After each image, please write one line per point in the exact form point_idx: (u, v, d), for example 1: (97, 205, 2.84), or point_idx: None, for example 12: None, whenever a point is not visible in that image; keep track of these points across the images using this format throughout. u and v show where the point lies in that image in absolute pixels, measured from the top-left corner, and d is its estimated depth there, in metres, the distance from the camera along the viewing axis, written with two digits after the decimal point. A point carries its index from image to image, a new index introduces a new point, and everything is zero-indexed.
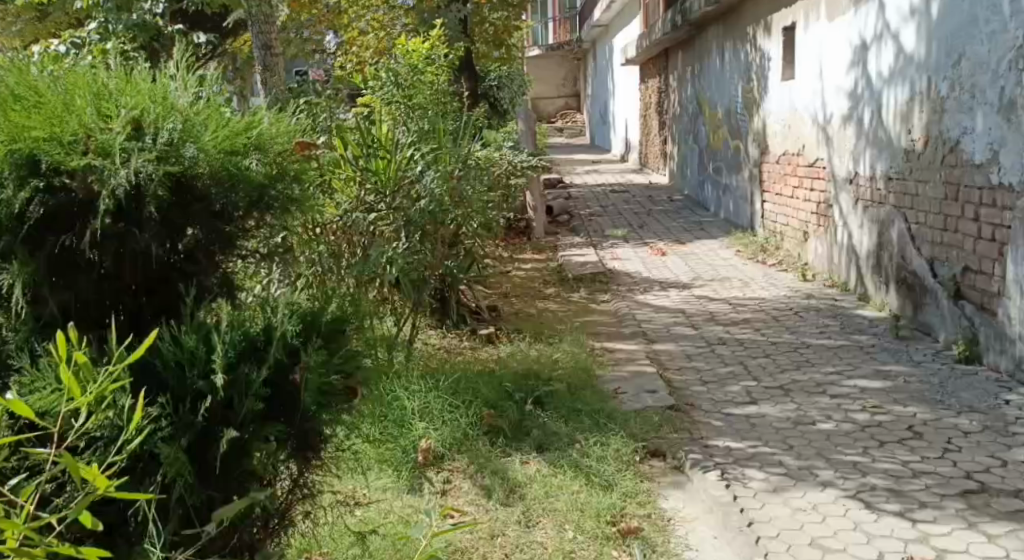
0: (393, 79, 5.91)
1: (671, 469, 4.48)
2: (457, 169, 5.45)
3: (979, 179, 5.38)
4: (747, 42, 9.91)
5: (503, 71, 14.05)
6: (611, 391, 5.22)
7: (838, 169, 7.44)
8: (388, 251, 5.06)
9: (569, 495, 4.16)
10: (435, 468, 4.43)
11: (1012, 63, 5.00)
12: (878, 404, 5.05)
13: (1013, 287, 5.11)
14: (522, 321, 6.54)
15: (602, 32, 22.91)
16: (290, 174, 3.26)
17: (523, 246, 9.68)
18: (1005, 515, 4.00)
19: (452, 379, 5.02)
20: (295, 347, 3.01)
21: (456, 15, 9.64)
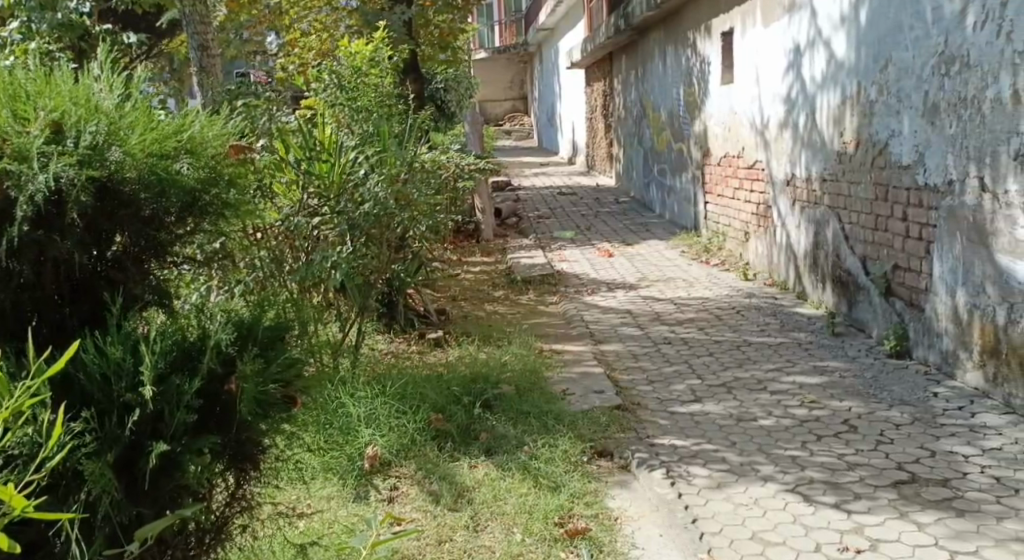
0: (335, 82, 6.05)
1: (618, 468, 4.60)
2: (404, 172, 5.46)
3: (907, 180, 5.57)
4: (688, 46, 10.08)
5: (450, 74, 14.04)
6: (560, 391, 5.33)
7: (777, 172, 7.60)
8: (332, 257, 5.10)
9: (517, 499, 4.27)
10: (381, 475, 4.52)
11: (935, 68, 5.20)
12: (815, 399, 5.22)
13: (939, 284, 5.30)
14: (470, 324, 6.63)
15: (548, 36, 23.08)
16: (225, 179, 3.36)
17: (472, 248, 9.77)
18: (934, 504, 4.16)
19: (398, 384, 5.10)
20: (229, 356, 3.11)
21: (400, 17, 9.67)
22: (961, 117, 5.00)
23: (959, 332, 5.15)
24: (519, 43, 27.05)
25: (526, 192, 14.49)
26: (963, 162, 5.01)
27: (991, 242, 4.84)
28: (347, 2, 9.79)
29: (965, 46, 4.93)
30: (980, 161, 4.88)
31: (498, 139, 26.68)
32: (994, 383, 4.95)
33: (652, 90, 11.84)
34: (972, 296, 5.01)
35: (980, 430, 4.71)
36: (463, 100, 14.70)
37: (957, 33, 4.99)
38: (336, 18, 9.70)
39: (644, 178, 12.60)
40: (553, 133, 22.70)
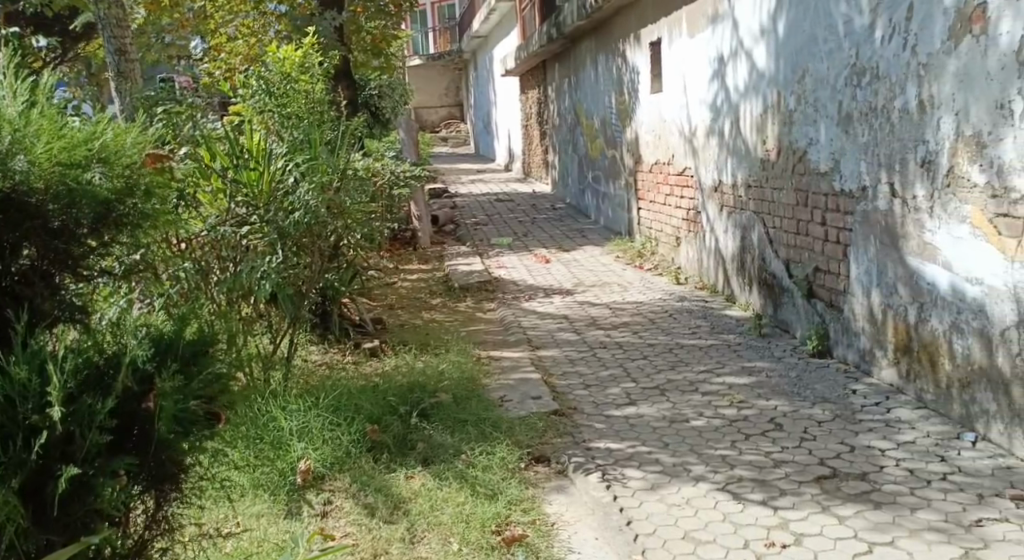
0: (263, 87, 6.09)
1: (555, 473, 4.73)
2: (336, 181, 5.56)
3: (825, 185, 5.79)
4: (618, 55, 10.27)
5: (384, 80, 14.18)
6: (497, 398, 5.46)
7: (705, 179, 7.81)
8: (260, 268, 5.19)
9: (453, 508, 4.37)
10: (315, 489, 4.61)
11: (848, 79, 5.42)
12: (743, 399, 5.41)
13: (856, 285, 5.53)
14: (406, 332, 6.74)
15: (481, 42, 23.21)
16: (140, 189, 3.46)
17: (409, 256, 9.87)
18: (853, 498, 4.35)
19: (332, 396, 5.19)
20: (146, 373, 3.18)
21: (331, 23, 9.38)
22: (872, 126, 5.22)
23: (874, 331, 5.38)
24: (454, 50, 27.16)
25: (462, 199, 14.62)
26: (875, 170, 5.23)
27: (901, 245, 5.07)
28: (275, 7, 9.84)
29: (875, 57, 5.16)
30: (890, 169, 5.11)
31: (433, 146, 26.76)
32: (908, 379, 5.18)
33: (584, 98, 12.04)
34: (887, 296, 5.25)
35: (894, 425, 4.92)
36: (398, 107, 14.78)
37: (868, 45, 5.22)
38: (266, 22, 9.94)
39: (579, 185, 12.79)
40: (489, 140, 22.84)
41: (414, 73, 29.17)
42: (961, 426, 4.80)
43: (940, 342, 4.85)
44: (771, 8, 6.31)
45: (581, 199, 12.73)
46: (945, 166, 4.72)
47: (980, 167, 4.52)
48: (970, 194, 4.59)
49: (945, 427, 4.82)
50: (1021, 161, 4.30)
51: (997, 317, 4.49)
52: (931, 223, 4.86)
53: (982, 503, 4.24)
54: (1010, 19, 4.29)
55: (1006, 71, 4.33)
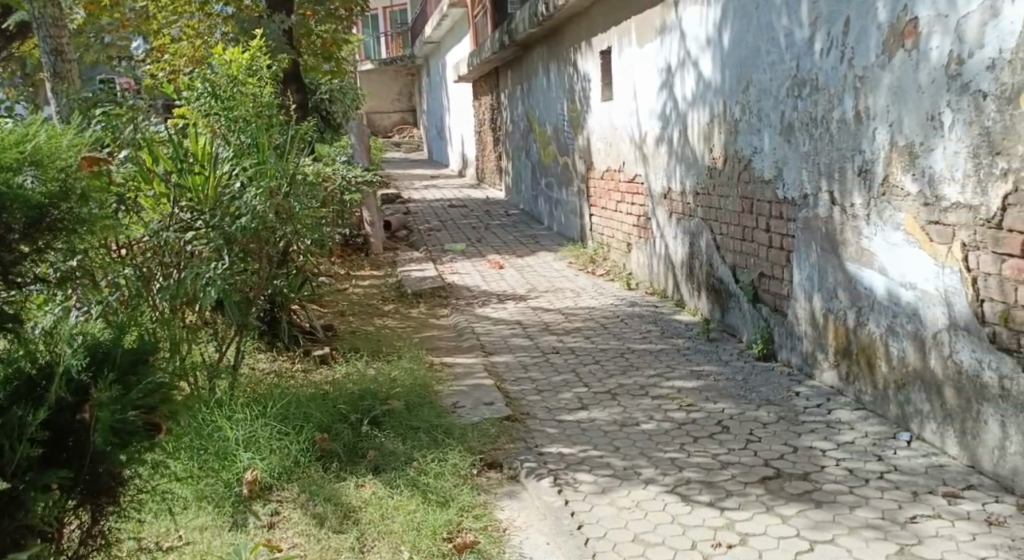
0: (209, 90, 6.02)
1: (507, 478, 4.82)
2: (282, 187, 5.57)
3: (769, 193, 5.94)
4: (570, 64, 10.40)
5: (335, 84, 14.11)
6: (450, 405, 5.54)
7: (655, 186, 7.94)
8: (204, 274, 5.15)
9: (404, 516, 4.44)
10: (262, 500, 4.64)
11: (789, 91, 5.58)
12: (691, 402, 5.53)
13: (799, 289, 5.68)
14: (357, 339, 6.81)
15: (434, 48, 23.29)
16: (77, 193, 3.50)
17: (361, 262, 9.93)
18: (796, 497, 4.48)
19: (280, 405, 5.21)
20: (80, 385, 3.29)
21: (279, 25, 9.23)
22: (814, 136, 5.37)
23: (816, 334, 5.53)
24: (407, 55, 27.20)
25: (416, 205, 14.68)
26: (816, 177, 5.38)
27: (841, 251, 5.23)
28: (222, 8, 9.72)
29: (814, 69, 5.32)
30: (830, 177, 5.26)
31: (386, 151, 26.77)
32: (848, 381, 5.33)
33: (536, 104, 12.15)
34: (827, 300, 5.40)
35: (835, 426, 5.07)
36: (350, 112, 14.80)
37: (808, 58, 5.37)
38: (212, 24, 9.77)
39: (532, 191, 12.91)
40: (443, 147, 22.89)
41: (365, 77, 29.15)
42: (898, 426, 4.95)
43: (877, 345, 5.01)
44: (716, 19, 6.46)
45: (534, 204, 12.84)
46: (881, 175, 4.87)
47: (913, 176, 4.67)
48: (903, 202, 4.74)
49: (883, 428, 4.97)
50: (950, 170, 4.46)
51: (930, 321, 4.65)
52: (868, 229, 5.00)
53: (916, 500, 4.38)
54: (939, 34, 4.46)
55: (936, 85, 4.50)
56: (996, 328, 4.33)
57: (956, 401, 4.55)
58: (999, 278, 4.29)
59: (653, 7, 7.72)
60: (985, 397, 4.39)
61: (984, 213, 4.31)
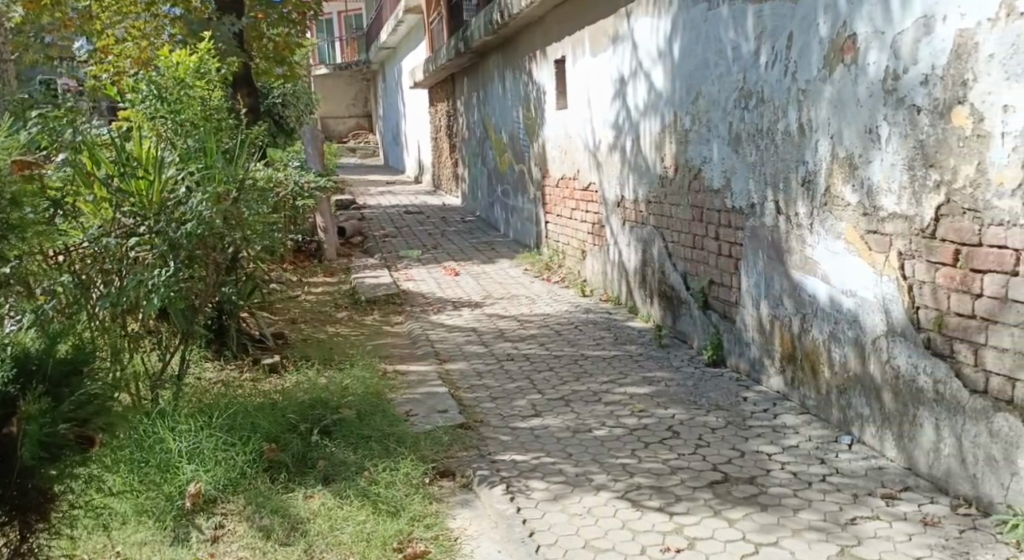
0: (155, 92, 6.27)
1: (460, 487, 4.87)
2: (232, 193, 5.51)
3: (718, 203, 6.05)
4: (525, 72, 10.49)
5: (289, 88, 14.21)
6: (403, 413, 5.59)
7: (609, 193, 8.03)
8: (148, 281, 5.07)
9: (354, 527, 4.49)
10: (205, 513, 4.66)
11: (736, 102, 5.70)
12: (643, 408, 5.62)
13: (747, 296, 5.79)
14: (309, 347, 6.84)
15: (389, 53, 23.31)
16: (6, 198, 3.66)
17: (314, 268, 9.94)
18: (743, 501, 4.58)
19: (227, 415, 5.19)
20: (8, 397, 3.47)
21: (230, 27, 9.15)
22: (760, 147, 5.49)
23: (763, 340, 5.66)
24: (362, 60, 27.13)
25: (371, 211, 14.69)
26: (762, 188, 5.50)
27: (786, 260, 5.35)
28: (169, 10, 9.82)
29: (760, 82, 5.44)
30: (775, 187, 5.38)
31: (341, 156, 26.70)
32: (793, 385, 5.44)
33: (492, 111, 12.22)
34: (773, 307, 5.52)
35: (781, 430, 5.19)
36: (302, 115, 14.84)
37: (754, 71, 5.50)
38: (159, 25, 9.86)
39: (488, 199, 12.98)
40: (399, 153, 22.86)
41: (320, 82, 28.95)
42: (840, 429, 5.07)
43: (820, 350, 5.13)
44: (667, 30, 6.57)
45: (490, 211, 12.91)
46: (823, 185, 5.00)
47: (852, 187, 4.81)
48: (844, 212, 4.86)
49: (826, 432, 5.10)
50: (887, 181, 4.59)
51: (869, 327, 4.78)
52: (812, 237, 5.12)
53: (857, 502, 4.50)
54: (876, 49, 4.60)
55: (873, 99, 4.63)
56: (930, 333, 4.46)
57: (893, 406, 4.68)
58: (932, 286, 4.43)
59: (606, 17, 7.83)
60: (921, 400, 4.52)
61: (919, 223, 4.45)
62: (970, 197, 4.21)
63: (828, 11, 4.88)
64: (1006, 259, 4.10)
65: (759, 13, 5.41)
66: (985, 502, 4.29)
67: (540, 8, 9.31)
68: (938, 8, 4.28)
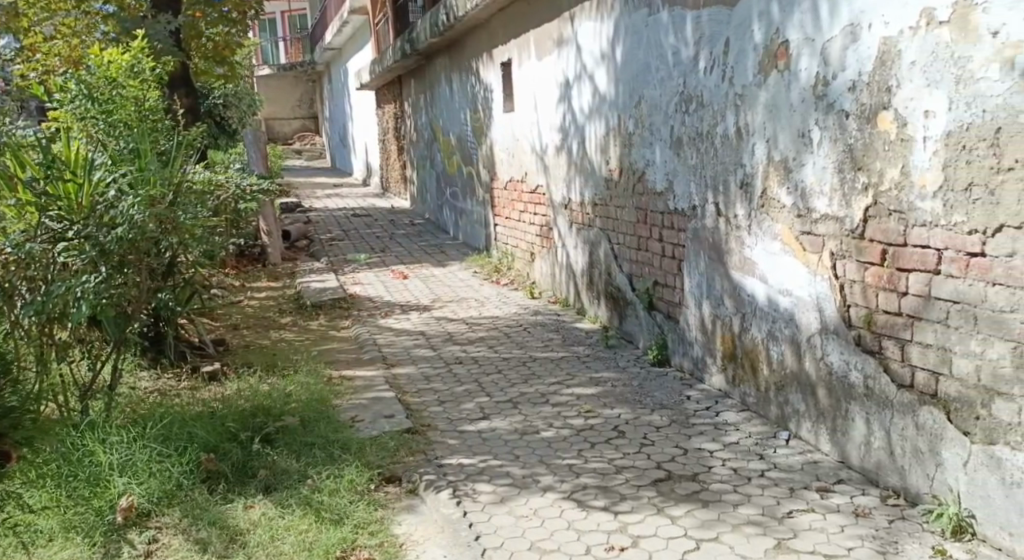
0: (84, 92, 6.48)
1: (406, 492, 4.91)
2: (165, 197, 5.53)
3: (660, 205, 6.16)
4: (472, 74, 10.55)
5: (230, 88, 14.09)
6: (348, 418, 5.61)
7: (555, 195, 8.12)
8: (76, 287, 5.05)
9: (295, 536, 4.52)
10: (138, 527, 4.66)
11: (677, 106, 5.81)
12: (591, 409, 5.70)
13: (690, 296, 5.89)
14: (252, 353, 6.85)
15: (335, 53, 23.25)
16: None
17: (257, 272, 9.95)
18: (686, 498, 4.68)
19: (161, 425, 5.18)
20: None
21: (165, 26, 9.11)
22: (700, 150, 5.60)
23: (705, 340, 5.77)
24: (307, 61, 27.04)
25: (317, 213, 14.69)
26: (703, 190, 5.61)
27: (726, 260, 5.46)
28: (101, 7, 9.89)
29: (699, 87, 5.56)
30: (715, 190, 5.50)
31: (287, 157, 26.57)
32: (733, 384, 5.57)
33: (439, 113, 12.28)
34: (715, 307, 5.64)
35: (723, 427, 5.30)
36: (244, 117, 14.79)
37: (693, 76, 5.61)
38: (91, 23, 9.91)
39: (437, 201, 13.04)
40: (344, 154, 23.12)
41: (265, 84, 28.41)
42: (778, 426, 5.20)
43: (759, 348, 5.25)
44: (610, 34, 6.67)
45: (439, 214, 12.96)
46: (759, 188, 5.12)
47: (787, 190, 4.93)
48: (780, 215, 4.98)
49: (765, 428, 5.22)
50: (819, 184, 4.72)
51: (804, 325, 4.89)
52: (750, 239, 5.23)
53: (793, 496, 4.62)
54: (807, 56, 4.72)
55: (805, 104, 4.75)
56: (861, 331, 4.59)
57: (827, 402, 4.81)
58: (862, 285, 4.56)
59: (551, 21, 7.93)
60: (853, 396, 4.65)
61: (849, 224, 4.57)
62: (895, 200, 4.34)
63: (762, 19, 5.01)
64: (929, 259, 4.24)
65: (697, 19, 5.52)
66: (912, 493, 4.43)
67: (486, 11, 9.39)
68: (863, 16, 4.41)
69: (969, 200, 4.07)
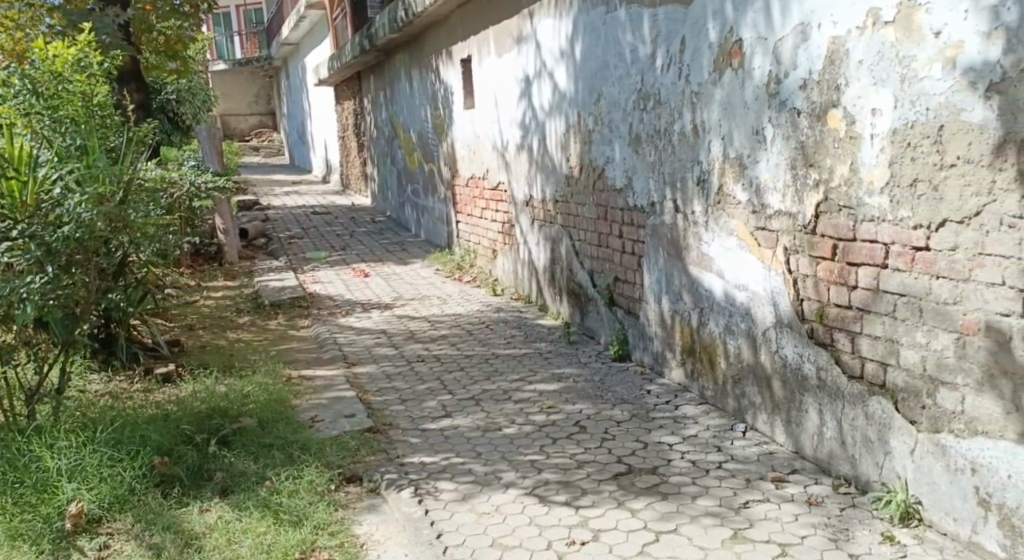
0: (31, 87, 6.34)
1: (367, 492, 4.94)
2: (113, 195, 5.50)
3: (620, 202, 6.22)
4: (432, 71, 10.59)
5: (183, 84, 13.84)
6: (308, 419, 5.64)
7: (517, 192, 8.17)
8: (22, 286, 5.04)
9: (254, 538, 4.54)
10: (88, 534, 4.64)
11: (635, 104, 5.88)
12: (553, 405, 5.76)
13: (650, 292, 5.97)
14: (208, 354, 6.85)
15: (291, 48, 23.20)
16: None
17: (214, 271, 9.93)
18: (646, 491, 4.74)
19: (111, 429, 5.16)
20: None
21: (111, 19, 9.10)
22: (658, 147, 5.68)
23: (665, 335, 5.85)
24: (264, 57, 26.91)
25: (276, 212, 14.66)
26: (661, 187, 5.68)
27: (684, 256, 5.54)
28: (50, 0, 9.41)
29: (657, 85, 5.63)
30: (673, 186, 5.57)
31: (246, 155, 26.45)
32: (692, 378, 5.65)
33: (400, 111, 12.30)
34: (673, 302, 5.71)
35: (681, 420, 5.37)
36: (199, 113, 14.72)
37: (651, 74, 5.68)
38: (35, 16, 9.54)
39: (398, 199, 13.06)
40: (303, 151, 23.05)
41: (218, 79, 28.34)
42: (735, 418, 5.28)
43: (717, 343, 5.34)
44: (569, 32, 6.73)
45: (401, 211, 12.97)
46: (715, 185, 5.20)
47: (742, 187, 5.01)
48: (735, 211, 5.07)
49: (723, 420, 5.30)
50: (772, 181, 4.80)
51: (759, 319, 4.98)
52: (707, 235, 5.31)
53: (749, 486, 4.70)
54: (760, 55, 4.80)
55: (759, 102, 4.84)
56: (813, 324, 4.68)
57: (782, 393, 4.90)
58: (814, 279, 4.65)
59: (510, 18, 7.99)
60: (807, 388, 4.74)
61: (801, 220, 4.66)
62: (845, 196, 4.43)
63: (716, 17, 5.08)
64: (877, 253, 4.33)
65: (654, 18, 5.59)
66: (863, 481, 4.53)
67: (445, 8, 9.44)
68: (813, 16, 4.49)
69: (914, 196, 4.16)
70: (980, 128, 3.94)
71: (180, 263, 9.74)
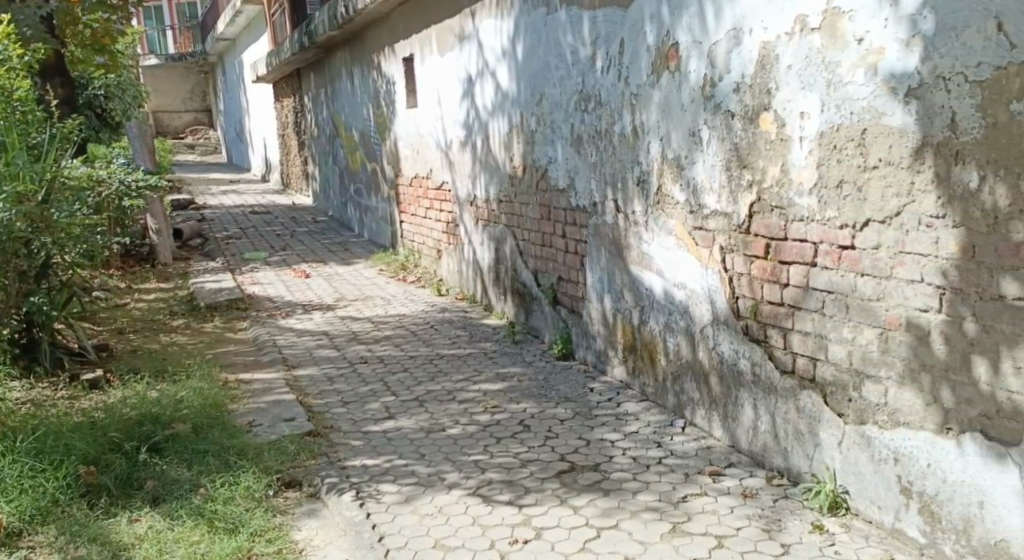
0: None
1: (307, 497, 4.98)
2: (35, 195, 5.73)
3: (563, 202, 6.30)
4: (374, 69, 10.61)
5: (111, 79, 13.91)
6: (245, 423, 5.65)
7: (460, 192, 8.23)
8: None
9: (188, 545, 4.55)
10: (10, 547, 4.62)
11: (577, 105, 5.97)
12: (495, 404, 5.82)
13: (592, 290, 6.06)
14: (139, 358, 6.83)
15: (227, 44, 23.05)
16: None
17: (146, 271, 9.91)
18: (587, 488, 4.82)
19: (34, 440, 5.18)
20: None
21: (32, 11, 8.98)
22: (599, 148, 5.77)
23: (607, 333, 5.93)
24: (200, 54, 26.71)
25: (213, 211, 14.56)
26: (602, 188, 5.77)
27: (625, 256, 5.63)
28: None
29: (596, 85, 5.72)
30: (614, 187, 5.66)
31: (184, 154, 26.22)
32: (634, 375, 5.74)
33: (342, 110, 12.29)
34: (615, 301, 5.81)
35: (623, 417, 5.46)
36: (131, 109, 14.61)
37: (591, 76, 5.77)
38: None
39: (341, 198, 13.06)
40: (242, 148, 22.90)
41: (151, 76, 28.06)
42: (675, 414, 5.38)
43: (657, 340, 5.44)
44: (510, 32, 6.80)
45: (344, 211, 12.97)
46: (654, 185, 5.29)
47: (680, 187, 5.11)
48: (674, 211, 5.17)
49: (663, 417, 5.40)
50: (709, 181, 4.91)
51: (697, 317, 5.09)
52: (647, 235, 5.41)
53: (687, 481, 4.80)
54: (695, 58, 4.90)
55: (694, 104, 4.94)
56: (748, 321, 4.79)
57: (719, 389, 5.01)
58: (748, 277, 4.76)
59: (451, 17, 8.05)
60: (742, 383, 4.86)
61: (736, 219, 4.77)
62: (777, 196, 4.55)
63: (653, 20, 5.18)
64: (807, 252, 4.45)
65: (593, 20, 5.68)
66: (795, 473, 4.64)
67: (386, 6, 9.47)
68: (744, 21, 4.60)
69: (841, 197, 4.28)
70: (901, 131, 4.06)
71: (110, 263, 9.69)
